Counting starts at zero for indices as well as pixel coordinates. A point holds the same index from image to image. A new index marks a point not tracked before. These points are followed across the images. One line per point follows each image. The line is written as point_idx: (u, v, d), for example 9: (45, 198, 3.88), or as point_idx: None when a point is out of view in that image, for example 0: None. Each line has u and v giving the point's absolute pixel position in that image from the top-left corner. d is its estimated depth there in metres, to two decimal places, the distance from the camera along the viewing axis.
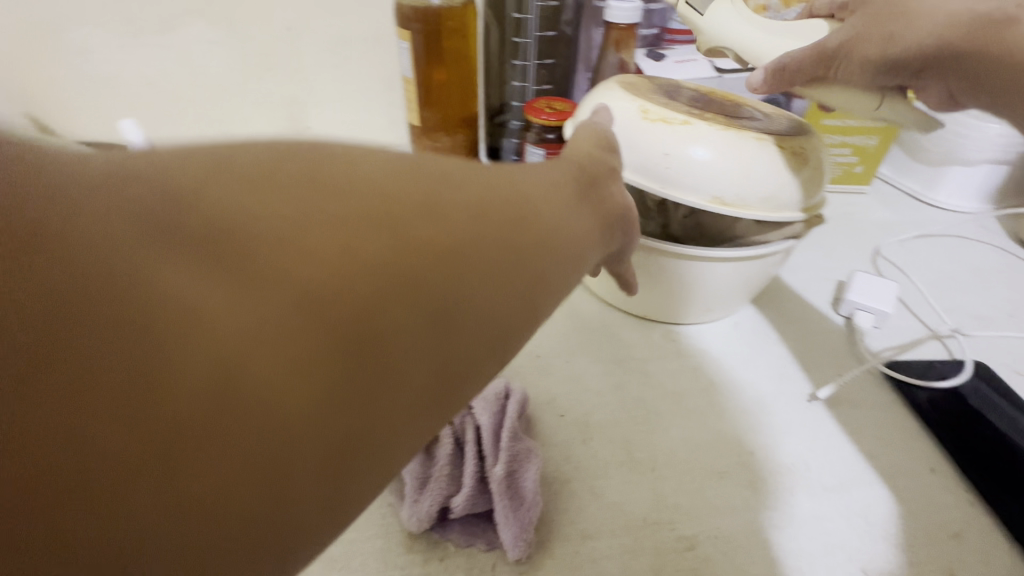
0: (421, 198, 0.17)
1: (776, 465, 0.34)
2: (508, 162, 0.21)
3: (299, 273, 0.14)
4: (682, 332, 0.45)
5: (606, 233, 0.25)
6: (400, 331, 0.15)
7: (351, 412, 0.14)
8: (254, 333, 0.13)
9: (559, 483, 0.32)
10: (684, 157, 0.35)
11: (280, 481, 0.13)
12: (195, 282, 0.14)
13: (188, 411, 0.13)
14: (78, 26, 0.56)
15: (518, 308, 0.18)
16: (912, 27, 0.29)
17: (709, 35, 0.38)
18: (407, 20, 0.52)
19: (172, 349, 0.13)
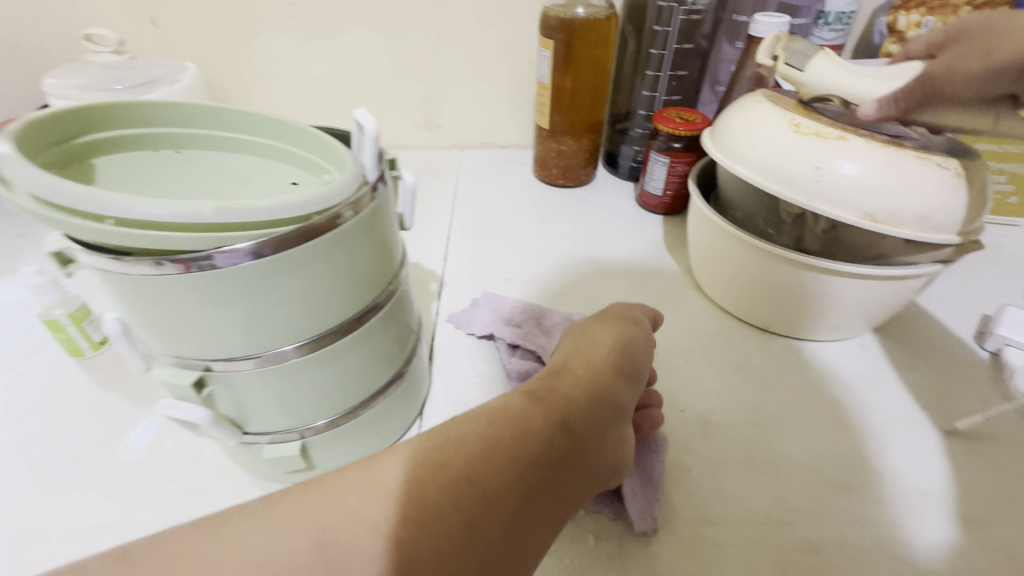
0: (518, 421, 0.29)
1: (905, 488, 0.34)
2: (567, 357, 0.35)
3: (460, 462, 0.27)
4: (804, 347, 0.45)
5: (633, 369, 0.35)
6: (514, 469, 0.27)
7: (501, 476, 0.27)
8: (449, 465, 0.27)
9: (681, 470, 0.34)
10: (837, 171, 0.35)
11: (468, 500, 0.26)
12: (410, 474, 0.27)
13: (422, 494, 0.26)
14: (272, 31, 0.67)
15: (575, 433, 0.30)
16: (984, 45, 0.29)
17: (811, 84, 0.40)
18: (552, 30, 0.56)
19: (404, 501, 0.26)
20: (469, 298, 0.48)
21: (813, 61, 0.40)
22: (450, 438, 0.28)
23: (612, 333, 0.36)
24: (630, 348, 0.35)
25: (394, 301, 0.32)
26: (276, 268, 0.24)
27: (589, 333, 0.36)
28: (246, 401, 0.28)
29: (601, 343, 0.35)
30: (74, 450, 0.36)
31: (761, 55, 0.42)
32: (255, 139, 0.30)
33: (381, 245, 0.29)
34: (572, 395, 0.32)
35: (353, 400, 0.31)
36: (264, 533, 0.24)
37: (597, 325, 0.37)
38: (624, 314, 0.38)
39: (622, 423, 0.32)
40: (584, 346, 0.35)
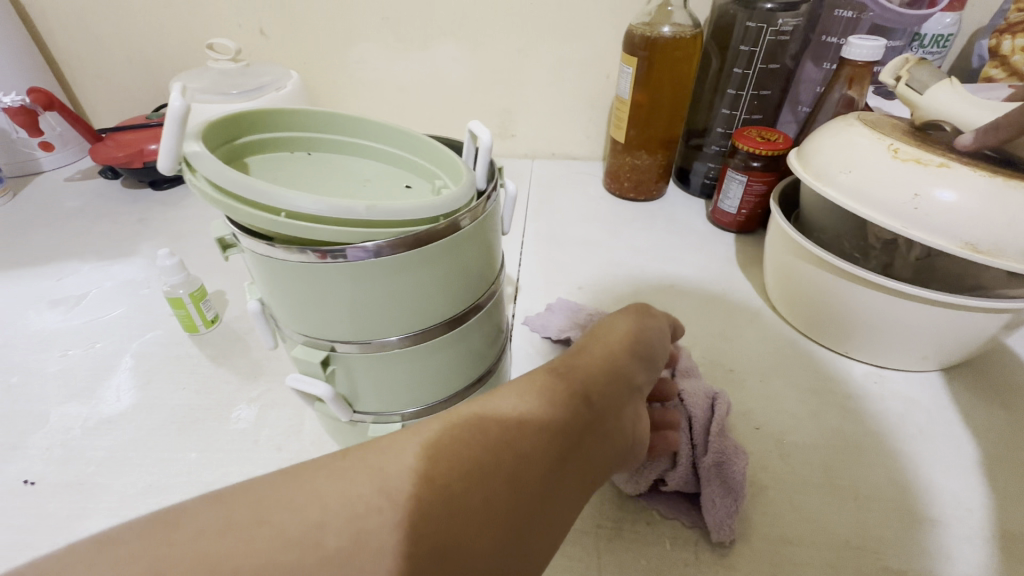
0: (548, 394, 0.29)
1: (997, 529, 0.32)
2: (588, 343, 0.34)
3: (495, 428, 0.26)
4: (887, 376, 0.43)
5: (651, 357, 0.34)
6: (546, 438, 0.27)
7: (534, 446, 0.26)
8: (485, 430, 0.26)
9: (758, 487, 0.34)
10: (937, 199, 0.35)
11: (506, 467, 0.25)
12: (447, 436, 0.26)
13: (462, 458, 0.25)
14: (367, 42, 0.72)
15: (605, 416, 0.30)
16: None
17: (923, 109, 0.40)
18: (635, 47, 0.58)
19: (448, 460, 0.24)
20: (544, 303, 0.50)
21: (937, 86, 0.40)
22: (488, 403, 0.27)
23: (630, 320, 0.35)
24: (646, 334, 0.35)
25: (492, 301, 0.34)
26: (391, 265, 0.26)
27: (606, 322, 0.36)
28: (359, 382, 0.31)
29: (618, 328, 0.35)
30: (193, 413, 0.40)
31: (884, 75, 0.43)
32: (380, 145, 0.34)
33: (488, 247, 0.31)
34: (596, 370, 0.31)
35: (448, 390, 0.34)
36: (330, 483, 0.23)
37: (614, 315, 0.36)
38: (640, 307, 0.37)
39: (637, 400, 0.32)
40: (601, 332, 0.35)
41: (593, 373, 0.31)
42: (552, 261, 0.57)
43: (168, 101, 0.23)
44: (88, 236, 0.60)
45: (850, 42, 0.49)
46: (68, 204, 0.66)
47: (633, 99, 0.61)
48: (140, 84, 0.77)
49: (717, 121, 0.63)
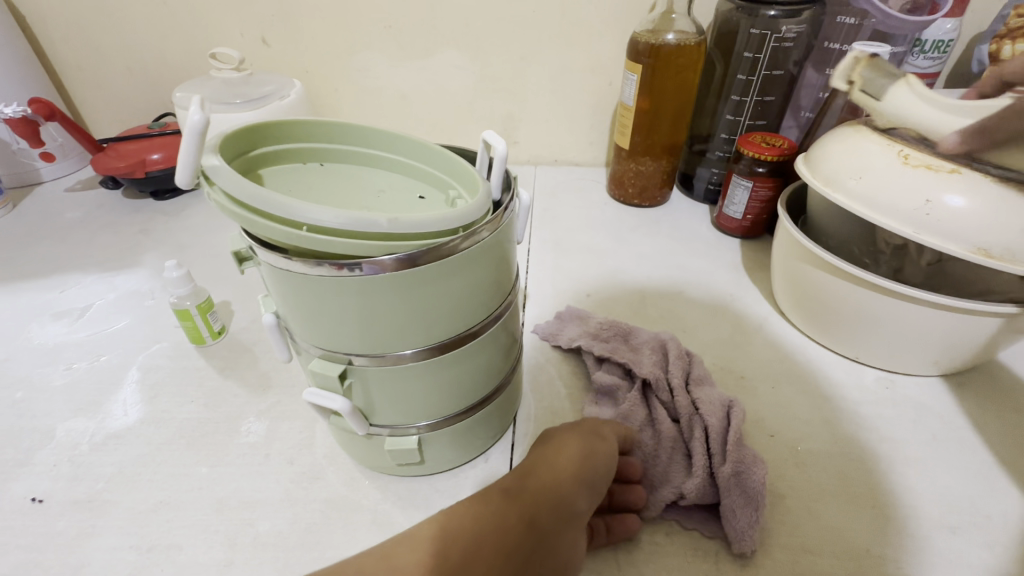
0: (502, 524, 0.30)
1: (1014, 534, 0.32)
2: (538, 462, 0.32)
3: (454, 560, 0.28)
4: (898, 381, 0.43)
5: (599, 481, 0.31)
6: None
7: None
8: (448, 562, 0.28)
9: (775, 496, 0.34)
10: (949, 205, 0.35)
11: None
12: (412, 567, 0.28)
13: None
14: (370, 51, 0.72)
15: (551, 547, 0.30)
16: None
17: (883, 113, 0.40)
18: (639, 54, 0.58)
19: None
20: (552, 311, 0.50)
21: (892, 88, 0.40)
22: (448, 531, 0.29)
23: (580, 438, 0.33)
24: (592, 466, 0.31)
25: (507, 312, 0.34)
26: (408, 278, 0.26)
27: (552, 441, 0.33)
28: (376, 396, 0.30)
29: (563, 457, 0.32)
30: (202, 427, 0.39)
31: (837, 81, 0.43)
32: (393, 156, 0.33)
33: (503, 258, 0.31)
34: (538, 504, 0.31)
35: (464, 403, 0.33)
36: None
37: (564, 432, 0.33)
38: (592, 425, 0.34)
39: (578, 528, 0.30)
40: (544, 456, 0.33)
41: (529, 512, 0.30)
42: (559, 268, 0.56)
43: (187, 115, 0.23)
44: (90, 247, 0.60)
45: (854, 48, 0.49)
46: (69, 215, 0.66)
47: (638, 105, 0.61)
48: (140, 94, 0.76)
49: (721, 127, 0.63)
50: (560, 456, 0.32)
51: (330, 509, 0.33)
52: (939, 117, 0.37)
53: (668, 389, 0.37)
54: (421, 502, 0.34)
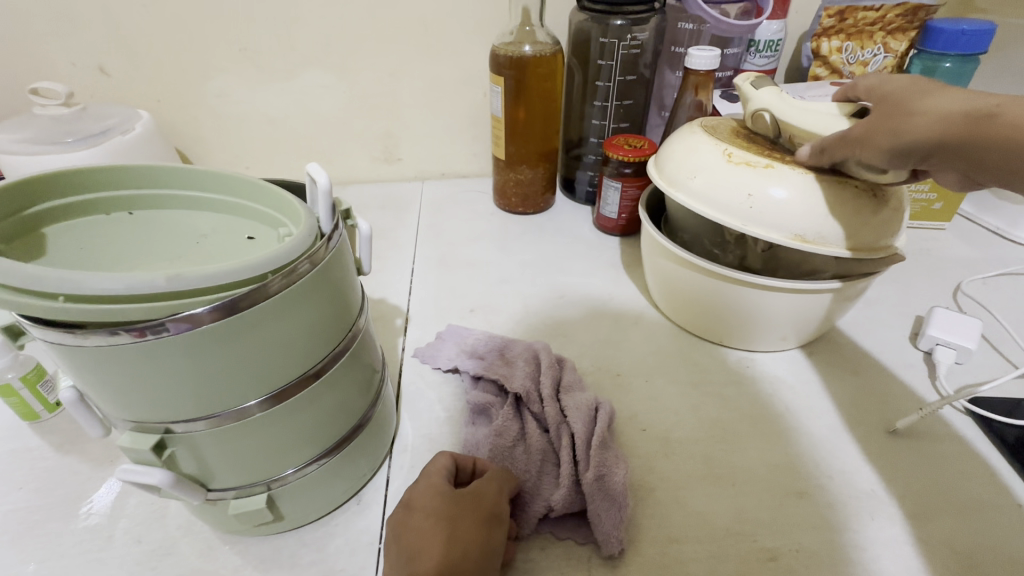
0: None
1: (854, 490, 0.36)
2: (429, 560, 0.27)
3: None
4: (757, 358, 0.47)
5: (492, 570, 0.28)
6: None
7: None
8: None
9: (644, 491, 0.35)
10: (767, 197, 0.38)
11: None
12: None
13: None
14: (226, 75, 0.68)
15: None
16: (913, 126, 0.29)
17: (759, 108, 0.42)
18: (500, 66, 0.59)
19: None
20: (434, 331, 0.49)
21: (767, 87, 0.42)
22: None
23: (476, 526, 0.29)
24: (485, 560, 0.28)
25: (357, 348, 0.33)
26: (218, 333, 0.24)
27: (438, 517, 0.29)
28: (210, 460, 0.28)
29: (456, 551, 0.28)
30: (30, 518, 0.35)
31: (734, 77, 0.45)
32: (213, 197, 0.31)
33: (340, 294, 0.30)
34: None
35: (319, 448, 0.31)
36: None
37: (455, 512, 0.29)
38: (488, 506, 0.30)
39: None
40: (427, 538, 0.28)
41: None
42: (443, 286, 0.56)
43: None
44: None
45: (690, 53, 0.53)
46: None
47: (507, 117, 0.62)
48: None
49: (590, 132, 0.66)
50: (448, 539, 0.28)
51: None
52: (794, 111, 0.39)
53: (537, 399, 0.38)
54: (286, 561, 0.31)
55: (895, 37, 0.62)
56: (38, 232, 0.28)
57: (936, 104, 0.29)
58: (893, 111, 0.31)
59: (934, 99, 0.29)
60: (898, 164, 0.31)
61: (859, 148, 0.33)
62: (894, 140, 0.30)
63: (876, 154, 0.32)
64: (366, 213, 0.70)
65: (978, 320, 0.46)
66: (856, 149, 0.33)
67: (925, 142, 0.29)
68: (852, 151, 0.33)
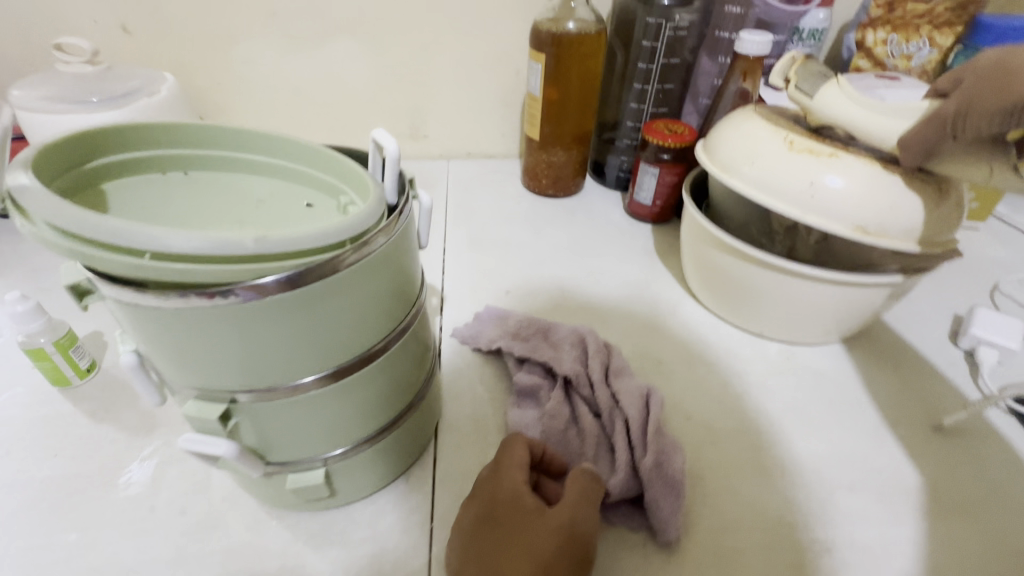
0: None
1: (904, 485, 0.36)
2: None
3: None
4: (797, 350, 0.46)
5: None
6: None
7: None
8: None
9: (694, 479, 0.35)
10: (830, 187, 0.37)
11: None
12: None
13: None
14: (254, 41, 0.66)
15: None
16: (1022, 75, 0.28)
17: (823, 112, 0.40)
18: (541, 43, 0.57)
19: None
20: (470, 312, 0.48)
21: (824, 89, 0.40)
22: None
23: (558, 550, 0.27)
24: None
25: (415, 323, 0.32)
26: (290, 303, 0.24)
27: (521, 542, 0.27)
28: (268, 432, 0.27)
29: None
30: (67, 486, 0.34)
31: (777, 80, 0.44)
32: (271, 159, 0.30)
33: (403, 267, 0.29)
34: None
35: (374, 424, 0.31)
36: None
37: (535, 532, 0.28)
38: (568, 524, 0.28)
39: None
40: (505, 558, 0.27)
41: None
42: (477, 267, 0.55)
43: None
44: None
45: (741, 36, 0.51)
46: None
47: (545, 97, 0.60)
48: None
49: (627, 115, 0.64)
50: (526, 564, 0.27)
51: (229, 561, 0.30)
52: (870, 119, 0.37)
53: (587, 383, 0.37)
54: (336, 539, 0.31)
55: (941, 32, 0.60)
56: (95, 187, 0.27)
57: None
58: (986, 82, 0.30)
59: None
60: (1014, 124, 0.29)
61: (958, 121, 0.31)
62: (1003, 100, 0.29)
63: (981, 119, 0.30)
64: None
65: (1020, 321, 0.46)
66: (954, 121, 0.31)
67: None
68: (951, 129, 0.32)
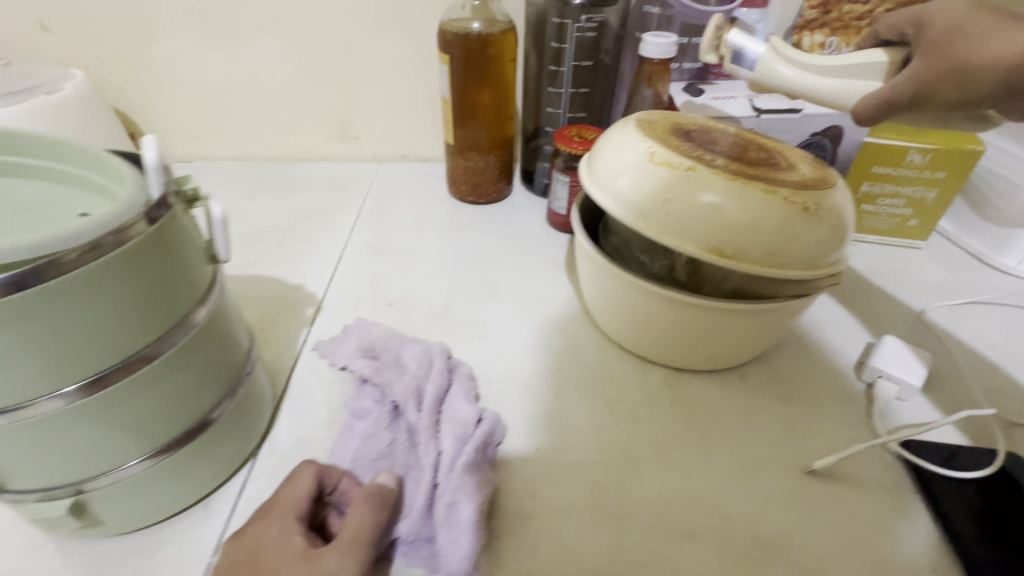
0: None
1: (753, 535, 0.32)
2: None
3: None
4: (682, 378, 0.43)
5: None
6: None
7: None
8: None
9: (517, 519, 0.32)
10: (682, 205, 0.34)
11: None
12: None
13: None
14: (171, 39, 0.64)
15: None
16: (986, 64, 0.27)
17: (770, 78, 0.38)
18: (447, 45, 0.54)
19: None
20: (342, 325, 0.46)
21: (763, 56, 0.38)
22: None
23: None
24: None
25: (200, 336, 0.29)
26: None
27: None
28: (5, 457, 0.25)
29: None
30: None
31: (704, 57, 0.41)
32: (44, 163, 0.28)
33: (166, 280, 0.27)
34: None
35: (144, 448, 0.28)
36: None
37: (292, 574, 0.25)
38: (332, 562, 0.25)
39: None
40: None
41: None
42: (369, 278, 0.53)
43: None
44: None
45: (644, 40, 0.48)
46: None
47: (455, 100, 0.58)
48: None
49: (545, 121, 0.61)
50: None
51: None
52: (816, 81, 0.35)
53: (414, 408, 0.35)
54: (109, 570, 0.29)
55: None
56: None
57: (1000, 40, 0.26)
58: (947, 64, 0.28)
59: (991, 35, 0.27)
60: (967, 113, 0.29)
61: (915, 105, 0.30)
62: (962, 93, 0.28)
63: (940, 106, 0.29)
64: (312, 195, 0.67)
65: (929, 354, 0.42)
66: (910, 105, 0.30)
67: (1006, 86, 0.26)
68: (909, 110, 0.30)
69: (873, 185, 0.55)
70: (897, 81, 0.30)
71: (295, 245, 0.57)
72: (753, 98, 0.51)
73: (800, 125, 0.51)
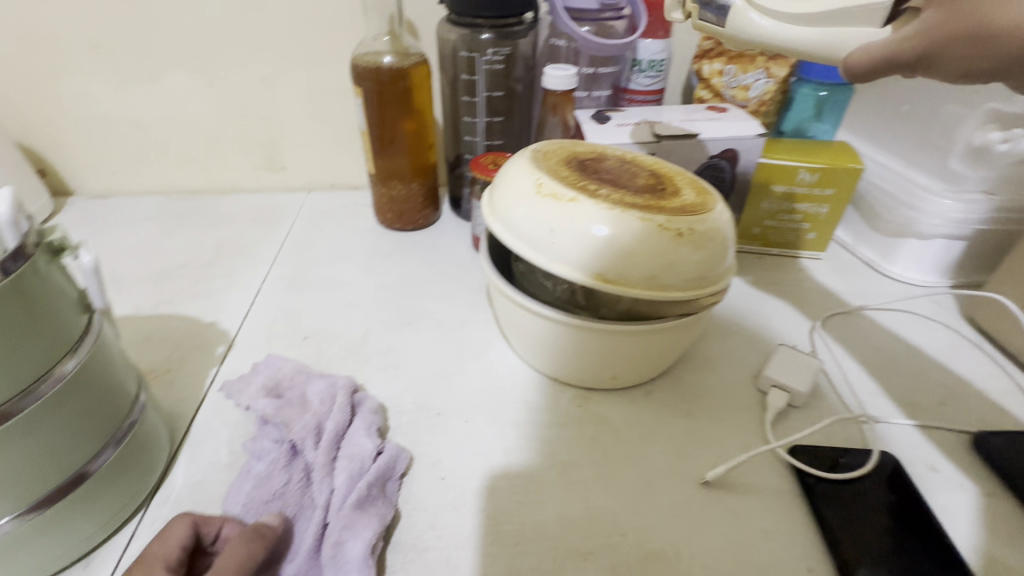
0: None
1: (644, 550, 0.34)
2: None
3: None
4: (592, 397, 0.44)
5: None
6: None
7: None
8: None
9: (415, 553, 0.33)
10: (566, 234, 0.36)
11: None
12: None
13: None
14: (80, 75, 0.63)
15: None
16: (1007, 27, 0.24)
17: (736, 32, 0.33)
18: (360, 78, 0.55)
19: None
20: (252, 362, 0.45)
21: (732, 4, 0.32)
22: None
23: None
24: None
25: (73, 383, 0.29)
26: None
27: None
28: None
29: None
30: None
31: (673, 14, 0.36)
32: None
33: (25, 330, 0.26)
34: None
35: (13, 506, 0.27)
36: None
37: None
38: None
39: None
40: None
41: None
42: (286, 312, 0.52)
43: None
44: None
45: (546, 72, 0.50)
46: None
47: (373, 131, 0.59)
48: None
49: (465, 149, 0.63)
50: None
51: None
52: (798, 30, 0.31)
53: (312, 446, 0.35)
54: None
55: (776, 62, 0.61)
56: None
57: None
58: (965, 21, 0.25)
59: None
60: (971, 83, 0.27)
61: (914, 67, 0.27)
62: (972, 59, 0.25)
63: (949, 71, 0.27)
64: (235, 228, 0.66)
65: (818, 362, 0.45)
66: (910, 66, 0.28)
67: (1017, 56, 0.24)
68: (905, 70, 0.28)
69: (771, 202, 0.58)
70: (906, 32, 0.27)
71: (212, 281, 0.56)
72: (654, 124, 0.54)
73: (696, 149, 0.54)
